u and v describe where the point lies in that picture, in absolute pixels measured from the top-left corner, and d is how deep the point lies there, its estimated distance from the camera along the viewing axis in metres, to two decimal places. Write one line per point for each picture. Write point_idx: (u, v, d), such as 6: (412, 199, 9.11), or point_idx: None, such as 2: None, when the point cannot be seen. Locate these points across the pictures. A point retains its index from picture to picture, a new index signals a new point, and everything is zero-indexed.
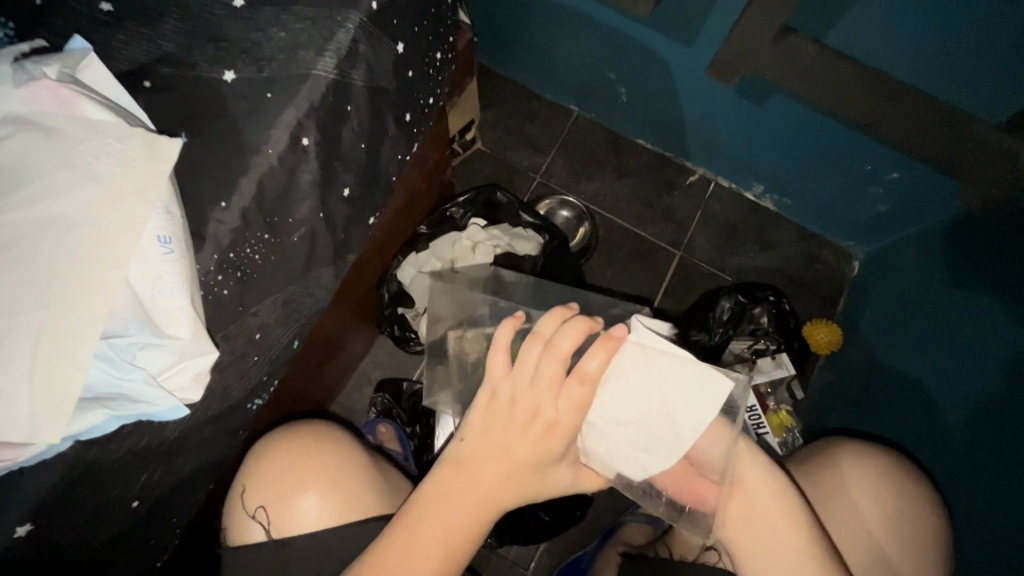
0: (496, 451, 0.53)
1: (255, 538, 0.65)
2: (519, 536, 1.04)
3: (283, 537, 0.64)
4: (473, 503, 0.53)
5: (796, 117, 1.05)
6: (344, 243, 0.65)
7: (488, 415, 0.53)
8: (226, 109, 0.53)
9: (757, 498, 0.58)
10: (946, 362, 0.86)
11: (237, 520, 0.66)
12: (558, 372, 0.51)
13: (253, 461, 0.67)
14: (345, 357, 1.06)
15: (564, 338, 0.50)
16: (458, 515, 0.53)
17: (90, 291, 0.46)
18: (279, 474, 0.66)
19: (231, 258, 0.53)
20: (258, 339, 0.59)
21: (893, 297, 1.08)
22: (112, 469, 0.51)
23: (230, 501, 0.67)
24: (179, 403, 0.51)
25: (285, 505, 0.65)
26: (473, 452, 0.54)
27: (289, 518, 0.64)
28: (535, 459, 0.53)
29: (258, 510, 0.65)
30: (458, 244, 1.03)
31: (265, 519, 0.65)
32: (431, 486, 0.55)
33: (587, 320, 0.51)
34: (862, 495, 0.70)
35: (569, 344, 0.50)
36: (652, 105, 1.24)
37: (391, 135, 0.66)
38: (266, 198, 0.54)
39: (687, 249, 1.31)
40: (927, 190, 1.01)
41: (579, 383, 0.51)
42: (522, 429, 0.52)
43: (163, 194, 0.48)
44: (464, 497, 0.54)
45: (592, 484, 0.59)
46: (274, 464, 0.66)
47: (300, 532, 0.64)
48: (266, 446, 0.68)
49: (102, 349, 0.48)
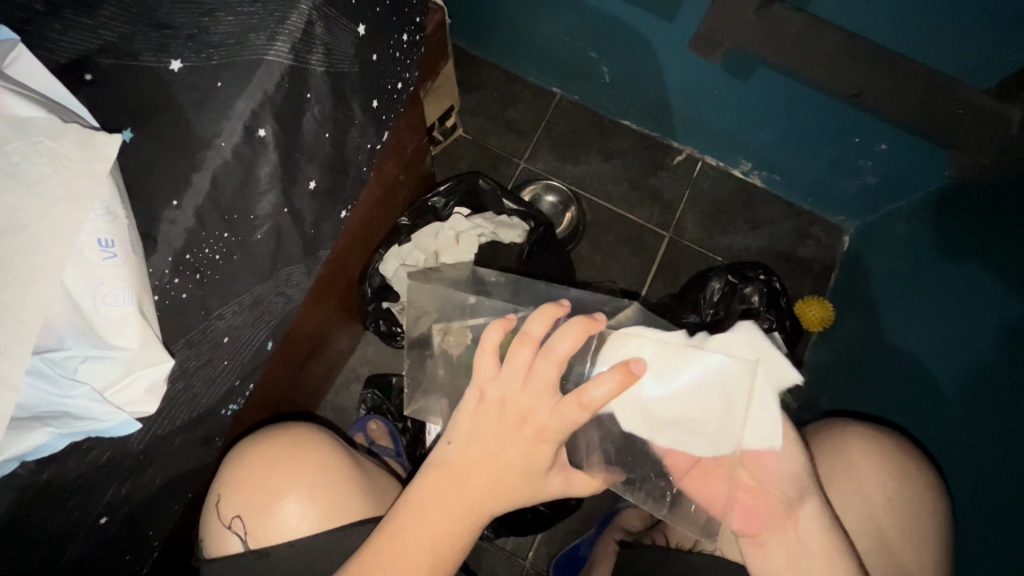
0: (484, 455, 0.51)
1: (232, 549, 0.63)
2: (516, 528, 1.03)
3: (260, 547, 0.62)
4: (458, 512, 0.51)
5: (784, 90, 1.02)
6: (315, 238, 0.63)
7: (477, 418, 0.51)
8: (174, 102, 0.50)
9: (804, 528, 0.55)
10: (941, 335, 0.85)
11: (213, 530, 0.64)
12: (553, 376, 0.48)
13: (229, 469, 0.64)
14: (330, 355, 1.04)
15: (560, 342, 0.48)
16: (442, 525, 0.51)
17: (21, 303, 0.43)
18: (256, 483, 0.64)
19: (188, 260, 0.51)
20: (227, 342, 0.57)
21: (886, 271, 1.07)
22: (74, 484, 0.50)
23: (205, 512, 0.66)
24: (132, 417, 0.48)
25: (263, 515, 0.63)
26: (460, 457, 0.52)
27: (266, 528, 0.62)
28: (524, 463, 0.51)
29: (234, 519, 0.63)
30: (441, 235, 1.01)
31: (242, 529, 0.63)
32: (416, 495, 0.53)
33: (590, 323, 0.48)
34: (864, 478, 0.69)
35: (565, 346, 0.48)
36: (636, 84, 1.21)
37: (358, 122, 0.63)
38: (223, 196, 0.51)
39: (676, 231, 1.29)
40: (918, 160, 0.99)
41: (577, 404, 0.47)
42: (511, 432, 0.50)
43: (103, 194, 0.45)
44: (447, 507, 0.51)
45: (586, 489, 0.57)
46: (251, 472, 0.64)
47: (278, 541, 0.62)
48: (242, 454, 0.65)
49: (35, 365, 0.45)
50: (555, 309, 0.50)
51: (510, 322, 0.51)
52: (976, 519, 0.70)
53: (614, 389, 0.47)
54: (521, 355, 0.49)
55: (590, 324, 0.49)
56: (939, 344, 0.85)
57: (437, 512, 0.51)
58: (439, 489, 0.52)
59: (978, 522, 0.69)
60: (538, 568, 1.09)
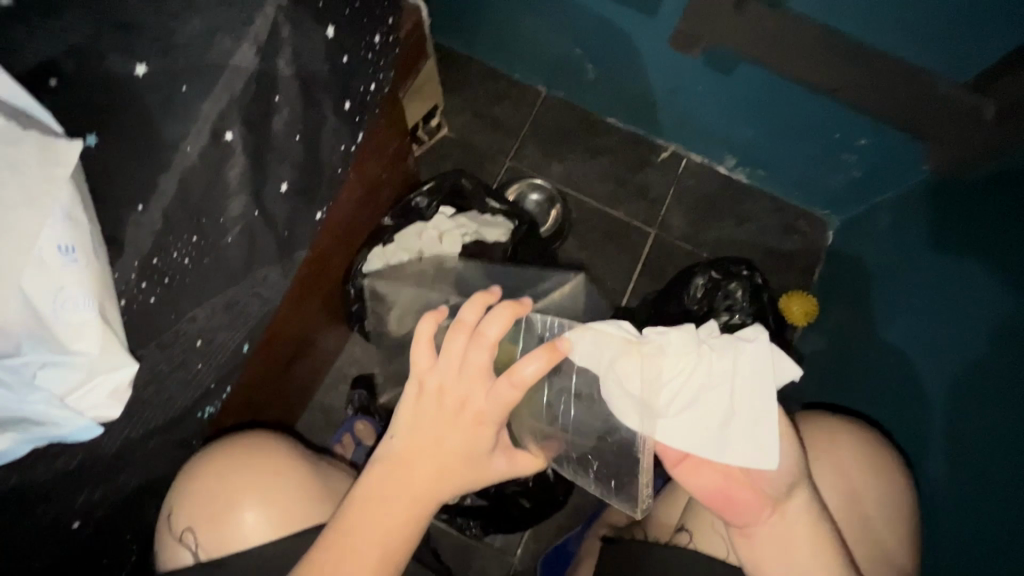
0: (430, 447, 0.51)
1: (184, 562, 0.63)
2: (504, 525, 1.03)
3: (215, 557, 0.62)
4: (407, 505, 0.52)
5: (762, 85, 1.02)
6: (290, 240, 0.63)
7: (418, 411, 0.52)
8: (139, 106, 0.50)
9: (790, 525, 0.55)
10: (921, 328, 0.86)
11: (166, 545, 0.64)
12: (486, 360, 0.49)
13: (180, 483, 0.63)
14: (315, 356, 1.04)
15: (489, 326, 0.48)
16: (394, 520, 0.51)
17: None
18: (209, 495, 0.63)
19: (156, 264, 0.51)
20: (201, 345, 0.57)
21: (868, 265, 1.07)
22: (42, 489, 0.50)
23: (157, 526, 0.65)
24: (94, 422, 0.49)
25: (218, 526, 0.63)
26: (406, 451, 0.52)
27: (222, 537, 0.63)
28: (466, 449, 0.52)
29: (186, 531, 0.63)
30: (425, 235, 1.00)
31: (195, 542, 0.63)
32: (365, 492, 0.52)
33: (514, 308, 0.49)
34: (835, 475, 0.69)
35: (494, 330, 0.48)
36: (619, 82, 1.21)
37: (331, 124, 0.63)
38: (190, 199, 0.51)
39: (662, 227, 1.29)
40: (897, 153, 1.00)
41: (510, 383, 0.48)
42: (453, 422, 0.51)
43: (63, 200, 0.45)
44: (397, 500, 0.52)
45: (528, 467, 0.58)
46: (202, 486, 0.63)
47: (234, 551, 0.62)
48: (192, 467, 0.64)
49: None
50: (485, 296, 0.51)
51: (442, 313, 0.52)
52: (954, 508, 0.71)
53: (542, 367, 0.48)
54: (455, 342, 0.50)
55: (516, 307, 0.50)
56: (919, 338, 0.86)
57: (389, 505, 0.52)
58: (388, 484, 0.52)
59: (956, 511, 0.70)
60: (526, 564, 1.09)
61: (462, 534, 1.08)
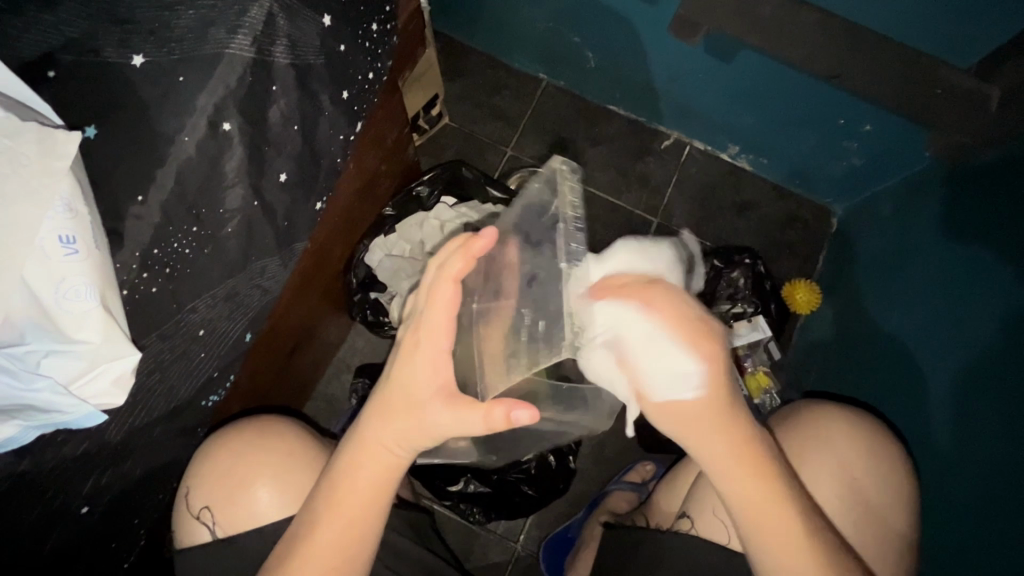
0: (389, 416, 0.53)
1: (202, 538, 0.64)
2: (506, 511, 1.04)
3: (228, 535, 0.63)
4: (371, 474, 0.55)
5: (765, 71, 1.01)
6: (289, 231, 0.63)
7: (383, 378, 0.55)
8: (136, 97, 0.51)
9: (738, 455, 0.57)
10: (923, 316, 0.85)
11: (182, 521, 0.65)
12: (450, 301, 0.52)
13: (196, 465, 0.65)
14: (318, 346, 1.05)
15: (448, 268, 0.52)
16: (356, 489, 0.54)
17: None
18: (223, 474, 0.65)
19: (156, 254, 0.51)
20: (203, 335, 0.58)
21: (871, 251, 1.07)
22: (49, 477, 0.51)
23: (175, 503, 0.67)
24: (97, 409, 0.49)
25: (233, 505, 0.64)
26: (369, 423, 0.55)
27: (234, 517, 0.64)
28: (413, 397, 0.52)
29: (202, 510, 0.64)
30: (425, 225, 1.02)
31: (211, 520, 0.64)
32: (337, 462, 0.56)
33: (470, 246, 0.53)
34: (831, 461, 0.69)
35: (456, 266, 0.52)
36: (621, 69, 1.20)
37: (328, 113, 0.63)
38: (188, 191, 0.52)
39: (663, 216, 1.29)
40: (898, 138, 0.99)
41: (439, 289, 0.52)
42: (409, 383, 0.52)
43: (63, 191, 0.46)
44: (362, 470, 0.54)
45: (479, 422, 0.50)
46: (216, 466, 0.65)
47: (246, 528, 0.63)
48: (209, 448, 0.66)
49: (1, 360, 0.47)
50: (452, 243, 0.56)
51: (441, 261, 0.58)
52: (958, 496, 0.71)
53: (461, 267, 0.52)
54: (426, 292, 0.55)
55: (472, 244, 0.53)
56: (922, 327, 0.85)
57: (354, 474, 0.54)
58: (354, 454, 0.55)
59: (961, 502, 0.70)
60: (530, 551, 1.11)
61: (466, 521, 1.10)
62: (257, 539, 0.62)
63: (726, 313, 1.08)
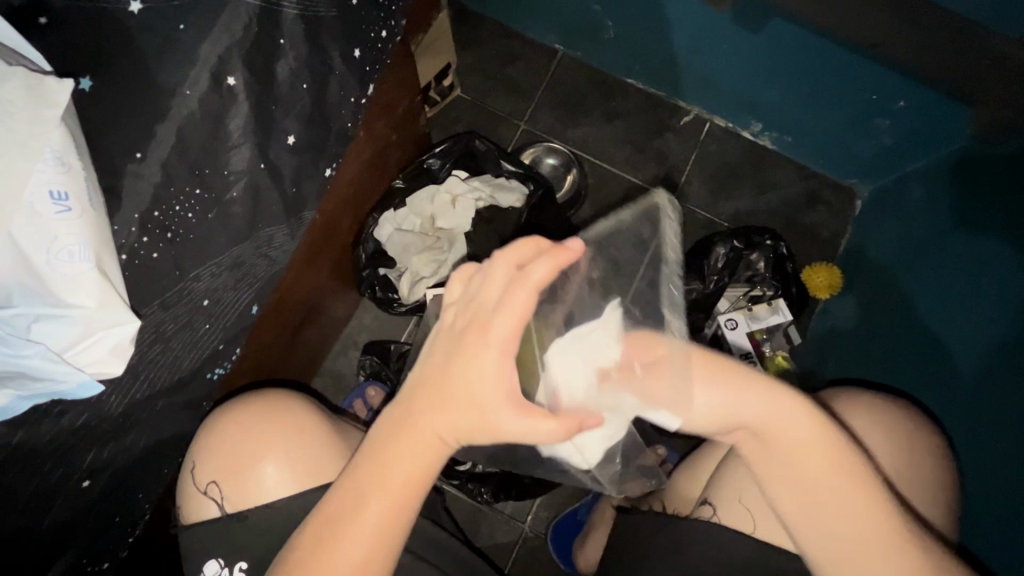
0: (448, 412, 0.48)
1: (210, 514, 0.62)
2: (514, 493, 1.02)
3: (239, 511, 0.61)
4: (416, 472, 0.50)
5: (795, 45, 0.95)
6: (297, 198, 0.59)
7: (436, 365, 0.49)
8: (134, 46, 0.47)
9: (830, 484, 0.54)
10: (957, 302, 0.81)
11: (189, 497, 0.63)
12: (528, 306, 0.46)
13: (202, 440, 0.63)
14: (325, 322, 1.02)
15: (534, 271, 0.46)
16: (403, 485, 0.50)
17: None
18: (231, 448, 0.62)
19: (156, 218, 0.49)
20: (208, 305, 0.55)
21: (897, 237, 1.02)
22: (48, 449, 0.49)
23: (180, 479, 0.64)
24: (95, 379, 0.48)
25: (240, 480, 0.62)
26: (417, 410, 0.50)
27: (244, 492, 0.62)
28: (480, 395, 0.47)
29: (210, 485, 0.62)
30: (437, 199, 0.98)
31: (219, 494, 0.62)
32: (378, 453, 0.51)
33: (560, 256, 0.47)
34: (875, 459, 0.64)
35: (541, 274, 0.46)
36: (641, 39, 1.14)
37: (339, 74, 0.59)
38: (190, 149, 0.49)
39: (681, 196, 1.24)
40: (937, 119, 0.92)
41: (521, 285, 0.46)
42: (473, 378, 0.47)
43: (53, 143, 0.43)
44: (406, 467, 0.50)
45: (559, 435, 0.48)
46: (224, 440, 0.63)
47: (257, 504, 0.61)
48: (217, 420, 0.64)
49: None
50: (531, 244, 0.49)
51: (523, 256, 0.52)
52: (988, 489, 0.68)
53: (548, 268, 0.46)
54: (497, 281, 0.48)
55: (561, 254, 0.47)
56: (954, 315, 0.81)
57: (398, 467, 0.50)
58: (402, 447, 0.50)
59: (994, 495, 0.67)
60: (537, 532, 1.09)
61: (474, 501, 1.08)
62: (263, 515, 0.61)
63: (743, 296, 1.05)
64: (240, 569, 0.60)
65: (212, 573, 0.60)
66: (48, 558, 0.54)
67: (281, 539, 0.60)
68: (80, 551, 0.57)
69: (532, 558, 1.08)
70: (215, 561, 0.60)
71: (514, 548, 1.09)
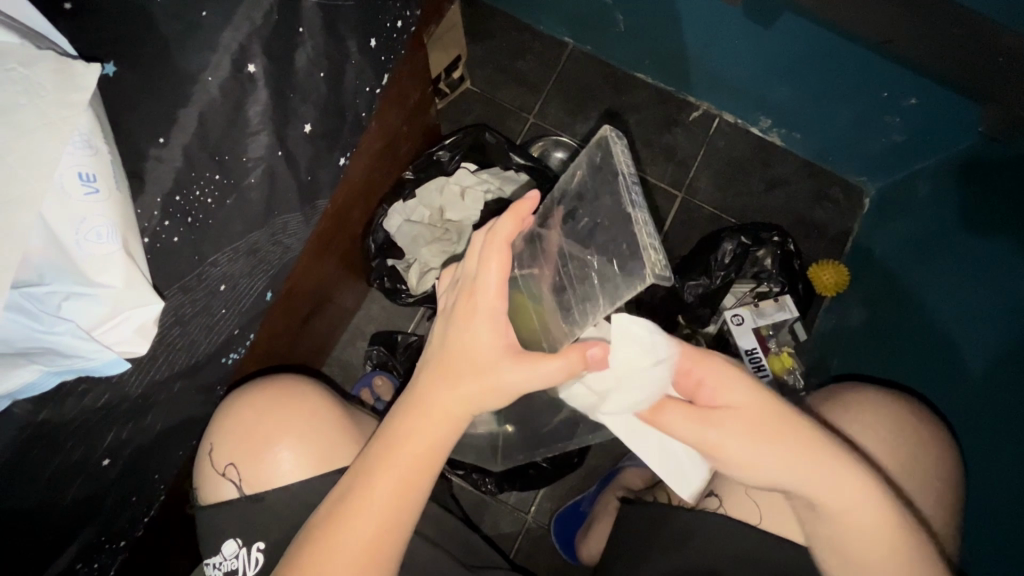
0: (455, 379, 0.51)
1: (228, 495, 0.63)
2: (519, 483, 1.03)
3: (257, 492, 0.62)
4: (429, 444, 0.52)
5: (807, 40, 0.95)
6: (311, 186, 0.61)
7: (446, 341, 0.53)
8: (156, 31, 0.48)
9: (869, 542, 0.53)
10: (964, 301, 0.81)
11: (207, 479, 0.64)
12: (504, 261, 0.51)
13: (218, 423, 0.64)
14: (334, 311, 1.03)
15: (500, 226, 0.51)
16: (416, 456, 0.52)
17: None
18: (247, 431, 0.63)
19: (178, 202, 0.50)
20: (224, 291, 0.56)
21: (905, 235, 1.02)
22: (69, 428, 0.50)
23: (197, 462, 0.65)
24: (121, 357, 0.49)
25: (258, 463, 0.63)
26: (424, 388, 0.53)
27: (261, 473, 0.63)
28: (476, 355, 0.51)
29: (227, 467, 0.63)
30: (446, 190, 0.99)
31: (236, 476, 0.63)
32: (394, 427, 0.53)
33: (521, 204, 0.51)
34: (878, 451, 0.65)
35: (506, 229, 0.51)
36: (652, 33, 1.14)
37: (355, 62, 0.60)
38: (211, 135, 0.50)
39: (689, 190, 1.24)
40: (950, 116, 0.92)
41: (493, 246, 0.51)
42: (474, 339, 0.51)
43: (82, 126, 0.44)
44: (419, 439, 0.52)
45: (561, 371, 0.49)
46: (240, 423, 0.64)
47: (275, 485, 0.62)
48: (233, 404, 0.65)
49: (14, 299, 0.44)
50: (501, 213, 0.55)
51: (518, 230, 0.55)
52: (994, 483, 0.69)
53: (512, 223, 0.51)
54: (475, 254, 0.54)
55: (521, 205, 0.52)
56: (961, 314, 0.81)
57: (413, 438, 0.52)
58: (416, 419, 0.52)
59: (1003, 491, 0.67)
60: (540, 523, 1.09)
61: (478, 491, 1.08)
62: (280, 496, 0.62)
63: (749, 292, 1.06)
64: (259, 549, 0.61)
65: (230, 552, 0.62)
66: (70, 534, 0.55)
67: (293, 521, 0.61)
68: (98, 530, 0.58)
69: (536, 550, 1.08)
70: (233, 540, 0.61)
71: (517, 538, 1.09)
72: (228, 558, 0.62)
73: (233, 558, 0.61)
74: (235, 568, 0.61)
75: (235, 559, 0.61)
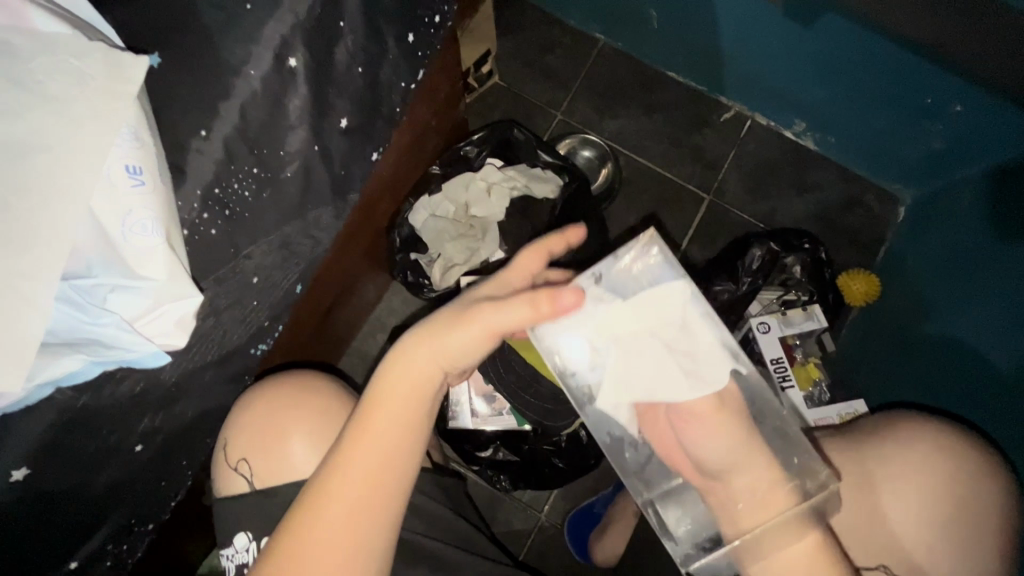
0: (408, 398, 0.52)
1: (238, 489, 0.64)
2: (533, 483, 0.99)
3: (267, 486, 0.63)
4: (379, 454, 0.51)
5: (845, 42, 0.93)
6: (345, 181, 0.60)
7: (420, 364, 0.52)
8: (203, 25, 0.50)
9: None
10: (993, 318, 0.79)
11: (220, 470, 0.66)
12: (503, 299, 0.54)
13: (232, 416, 0.65)
14: (357, 302, 1.03)
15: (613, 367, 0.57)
16: (368, 464, 0.51)
17: (48, 227, 0.43)
18: (261, 425, 0.64)
19: (217, 194, 0.50)
20: (256, 283, 0.56)
21: (942, 247, 0.98)
22: (105, 412, 0.52)
23: (212, 452, 0.67)
24: (162, 349, 0.50)
25: (268, 457, 0.64)
26: (397, 397, 0.52)
27: (271, 469, 0.63)
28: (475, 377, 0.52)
29: (240, 462, 0.64)
30: (471, 186, 0.96)
31: (248, 470, 0.64)
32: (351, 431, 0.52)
33: None
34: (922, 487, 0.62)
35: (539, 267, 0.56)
36: (687, 32, 1.12)
37: (392, 57, 0.60)
38: (251, 128, 0.51)
39: (716, 193, 1.22)
40: (991, 126, 0.89)
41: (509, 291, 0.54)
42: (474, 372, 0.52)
43: (131, 119, 0.45)
44: (375, 450, 0.51)
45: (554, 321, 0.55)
46: (255, 417, 0.64)
47: (285, 482, 0.63)
48: (252, 396, 0.65)
49: (65, 290, 0.46)
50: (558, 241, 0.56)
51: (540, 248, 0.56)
52: None
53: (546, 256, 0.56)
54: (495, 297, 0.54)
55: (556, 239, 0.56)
56: (989, 329, 0.79)
57: (366, 446, 0.51)
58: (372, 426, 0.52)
59: None
60: (553, 522, 1.08)
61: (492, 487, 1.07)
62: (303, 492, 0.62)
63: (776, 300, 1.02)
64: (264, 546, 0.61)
65: (241, 545, 0.62)
66: (102, 517, 0.56)
67: None
68: (128, 512, 0.58)
69: (550, 550, 1.08)
70: (244, 534, 0.62)
71: (529, 536, 1.08)
72: (240, 550, 0.62)
73: (244, 550, 0.62)
74: (245, 560, 0.61)
75: (246, 552, 0.61)
